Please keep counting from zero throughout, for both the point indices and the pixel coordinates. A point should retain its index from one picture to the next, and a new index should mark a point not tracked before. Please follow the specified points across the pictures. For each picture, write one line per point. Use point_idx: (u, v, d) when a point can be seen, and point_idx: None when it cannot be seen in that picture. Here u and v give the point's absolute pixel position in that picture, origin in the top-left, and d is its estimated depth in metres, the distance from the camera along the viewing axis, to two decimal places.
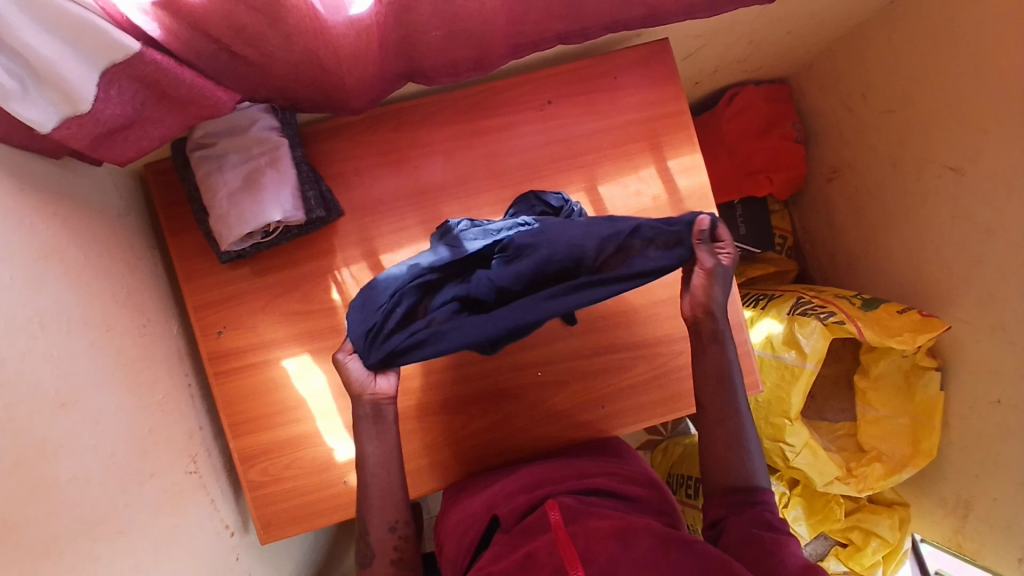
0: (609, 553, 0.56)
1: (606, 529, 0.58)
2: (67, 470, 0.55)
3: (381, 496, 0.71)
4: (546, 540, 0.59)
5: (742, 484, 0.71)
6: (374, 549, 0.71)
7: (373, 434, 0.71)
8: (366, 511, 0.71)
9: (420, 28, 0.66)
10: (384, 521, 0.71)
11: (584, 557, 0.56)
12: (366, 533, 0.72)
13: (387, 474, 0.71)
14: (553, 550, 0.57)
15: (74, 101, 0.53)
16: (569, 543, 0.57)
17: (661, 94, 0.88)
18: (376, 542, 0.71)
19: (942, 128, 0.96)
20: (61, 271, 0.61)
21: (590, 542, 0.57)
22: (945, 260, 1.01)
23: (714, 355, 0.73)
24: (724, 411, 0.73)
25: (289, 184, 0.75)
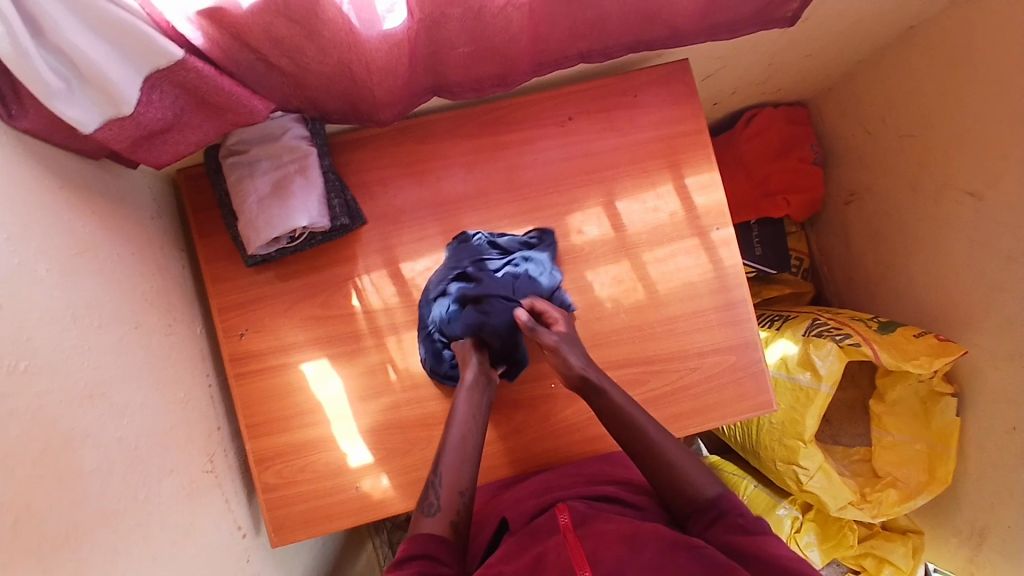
0: (616, 555, 0.55)
1: (615, 534, 0.58)
2: (92, 460, 0.56)
3: (458, 459, 0.72)
4: (555, 543, 0.59)
5: (703, 501, 0.68)
6: (442, 502, 0.69)
7: (471, 398, 0.75)
8: (440, 469, 0.71)
9: (448, 44, 0.68)
10: (453, 482, 0.70)
11: (591, 559, 0.55)
12: (437, 487, 0.70)
13: (471, 441, 0.73)
14: (561, 552, 0.57)
15: (117, 102, 0.56)
16: (578, 546, 0.58)
17: (680, 113, 0.89)
18: (445, 496, 0.69)
19: (963, 155, 0.97)
20: (95, 267, 0.63)
21: (599, 546, 0.57)
22: (964, 286, 1.01)
23: (618, 407, 0.74)
24: (672, 466, 0.70)
25: (316, 192, 0.77)
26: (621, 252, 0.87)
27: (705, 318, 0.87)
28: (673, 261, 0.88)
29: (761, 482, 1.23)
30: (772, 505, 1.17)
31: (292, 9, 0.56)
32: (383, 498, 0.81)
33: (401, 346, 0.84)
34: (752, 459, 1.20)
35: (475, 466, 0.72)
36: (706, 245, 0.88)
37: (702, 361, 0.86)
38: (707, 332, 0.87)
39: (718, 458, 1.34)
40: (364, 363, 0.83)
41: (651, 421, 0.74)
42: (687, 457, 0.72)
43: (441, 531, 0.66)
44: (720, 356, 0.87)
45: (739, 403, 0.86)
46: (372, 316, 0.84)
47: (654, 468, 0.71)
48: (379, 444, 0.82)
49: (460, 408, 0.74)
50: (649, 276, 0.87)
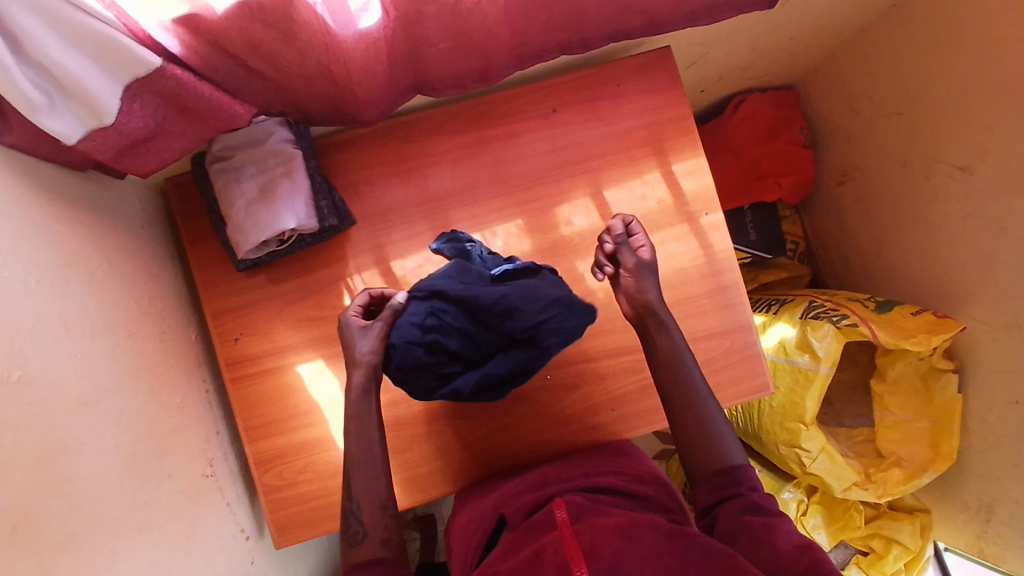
0: (612, 548, 0.55)
1: (612, 527, 0.58)
2: (89, 467, 0.57)
3: (365, 475, 0.71)
4: (552, 538, 0.59)
5: (721, 467, 0.70)
6: (367, 528, 0.68)
7: (366, 416, 0.73)
8: (354, 488, 0.70)
9: (426, 41, 0.69)
10: (372, 501, 0.69)
11: (588, 554, 0.55)
12: (358, 511, 0.69)
13: (371, 450, 0.72)
14: (558, 547, 0.57)
15: (99, 113, 0.57)
16: (574, 541, 0.57)
17: (664, 100, 0.89)
18: (369, 521, 0.68)
19: (949, 128, 0.97)
20: (85, 278, 0.64)
21: (596, 540, 0.57)
22: (957, 261, 1.00)
23: (670, 343, 0.76)
24: (705, 420, 0.72)
25: (303, 194, 0.78)
26: None
27: (697, 303, 0.87)
28: (663, 248, 0.88)
29: (764, 466, 1.23)
30: (777, 489, 1.17)
31: (267, 13, 0.57)
32: None
33: None
34: (755, 444, 1.20)
35: (389, 477, 0.71)
36: (696, 230, 0.88)
37: (696, 346, 0.86)
38: (700, 317, 0.87)
39: None
40: None
41: (704, 381, 0.75)
42: (722, 423, 0.73)
43: (376, 553, 0.66)
44: (715, 340, 0.87)
45: (736, 387, 0.86)
46: None
47: (678, 422, 0.73)
48: None
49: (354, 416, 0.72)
50: None
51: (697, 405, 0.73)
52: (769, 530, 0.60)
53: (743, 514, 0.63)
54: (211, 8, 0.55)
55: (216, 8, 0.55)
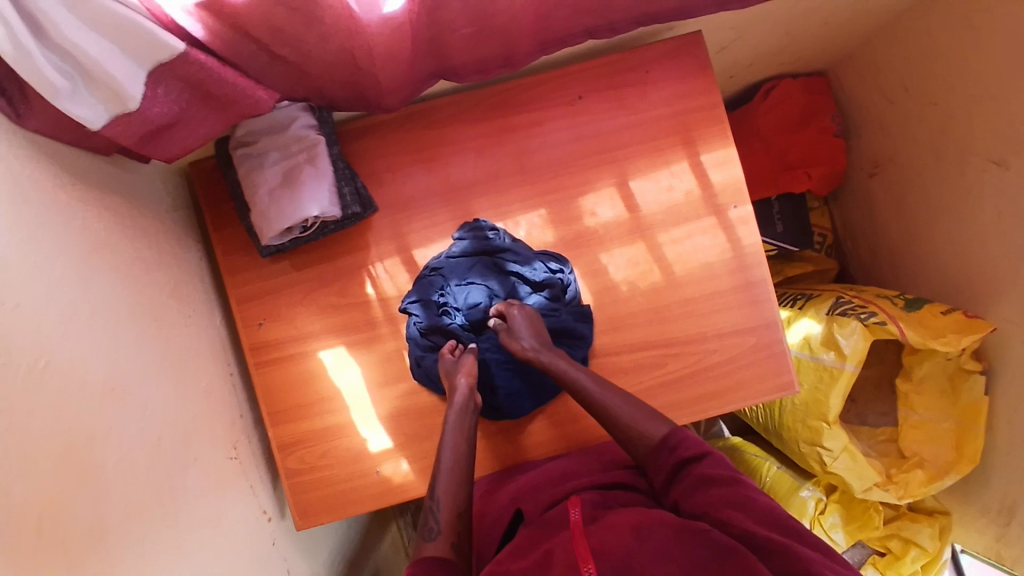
0: (621, 546, 0.55)
1: (624, 525, 0.58)
2: (115, 451, 0.58)
3: (455, 479, 0.71)
4: (563, 538, 0.59)
5: (656, 443, 0.70)
6: (443, 526, 0.67)
7: (457, 431, 0.75)
8: (438, 491, 0.70)
9: (450, 26, 0.67)
10: (450, 505, 0.69)
11: (597, 552, 0.55)
12: (436, 511, 0.69)
13: (465, 462, 0.73)
14: (569, 548, 0.57)
15: (123, 98, 0.57)
16: (585, 541, 0.57)
17: (694, 87, 0.86)
18: (445, 519, 0.67)
19: (985, 120, 0.92)
20: (111, 263, 0.65)
21: (606, 539, 0.56)
22: (989, 259, 0.97)
23: (581, 388, 0.76)
24: (623, 416, 0.73)
25: (326, 181, 0.77)
26: (636, 233, 0.86)
27: (722, 298, 0.85)
28: (689, 242, 0.86)
29: (783, 463, 1.22)
30: (796, 488, 1.15)
31: None
32: (403, 482, 0.82)
33: None
34: (775, 440, 1.19)
35: (468, 485, 0.72)
36: (724, 224, 0.86)
37: (720, 343, 0.85)
38: (725, 313, 0.85)
39: (741, 439, 1.32)
40: (380, 351, 0.84)
41: (576, 370, 0.78)
42: (631, 403, 0.75)
43: (445, 552, 0.64)
44: (740, 337, 0.85)
45: (760, 385, 0.85)
46: (387, 303, 0.84)
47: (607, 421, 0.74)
48: (398, 430, 0.83)
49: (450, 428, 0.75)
50: (665, 257, 0.86)
51: (598, 403, 0.75)
52: (730, 498, 0.60)
53: (702, 486, 0.63)
54: None
55: None
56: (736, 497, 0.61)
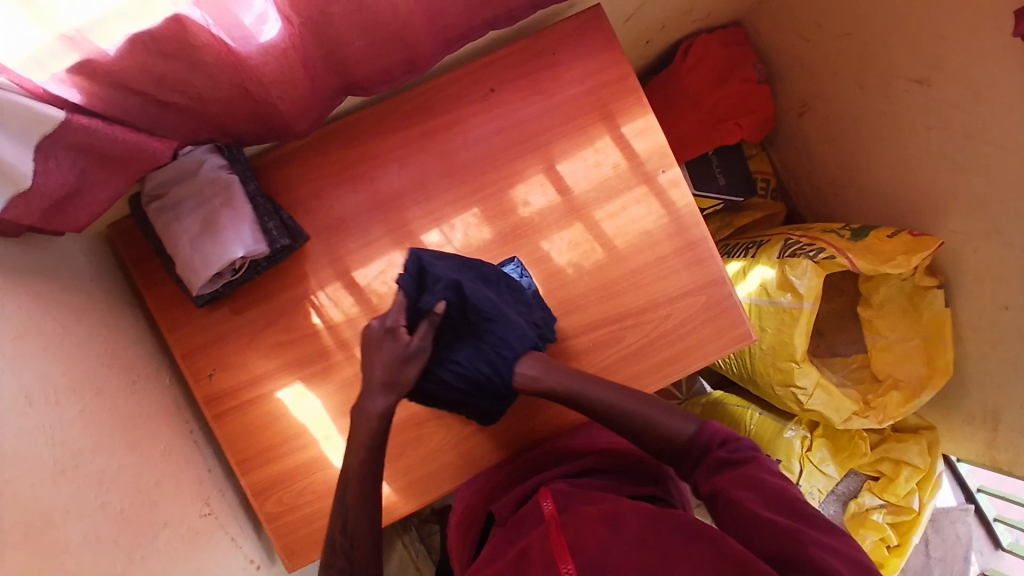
0: (597, 540, 0.53)
1: (595, 516, 0.56)
2: (76, 535, 0.56)
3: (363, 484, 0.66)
4: (538, 535, 0.57)
5: (683, 441, 0.64)
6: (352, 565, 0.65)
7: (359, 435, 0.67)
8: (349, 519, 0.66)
9: (342, 43, 0.66)
10: (364, 541, 0.65)
11: (573, 547, 0.54)
12: (350, 550, 0.65)
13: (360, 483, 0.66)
14: (543, 545, 0.56)
15: (14, 177, 0.54)
16: (559, 533, 0.56)
17: (603, 61, 0.86)
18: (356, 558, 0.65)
19: (901, 39, 0.94)
20: (41, 346, 0.63)
21: (581, 532, 0.55)
22: (926, 175, 0.99)
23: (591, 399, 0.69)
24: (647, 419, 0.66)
25: (247, 220, 0.76)
26: (571, 215, 0.86)
27: (668, 263, 0.86)
28: (625, 214, 0.86)
29: (764, 408, 1.23)
30: (780, 430, 1.16)
31: (161, 43, 0.55)
32: (386, 504, 0.82)
33: None
34: (751, 387, 1.20)
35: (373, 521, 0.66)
36: (656, 190, 0.86)
37: (673, 307, 0.86)
38: (673, 276, 0.86)
39: (722, 393, 1.34)
40: (339, 378, 0.83)
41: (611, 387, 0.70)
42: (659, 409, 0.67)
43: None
44: (691, 297, 0.86)
45: (719, 340, 0.86)
46: (337, 330, 0.83)
47: (615, 425, 0.68)
48: None
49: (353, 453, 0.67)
50: (604, 233, 0.86)
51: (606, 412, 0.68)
52: (739, 484, 0.58)
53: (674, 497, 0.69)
54: (104, 50, 0.53)
55: (109, 48, 0.53)
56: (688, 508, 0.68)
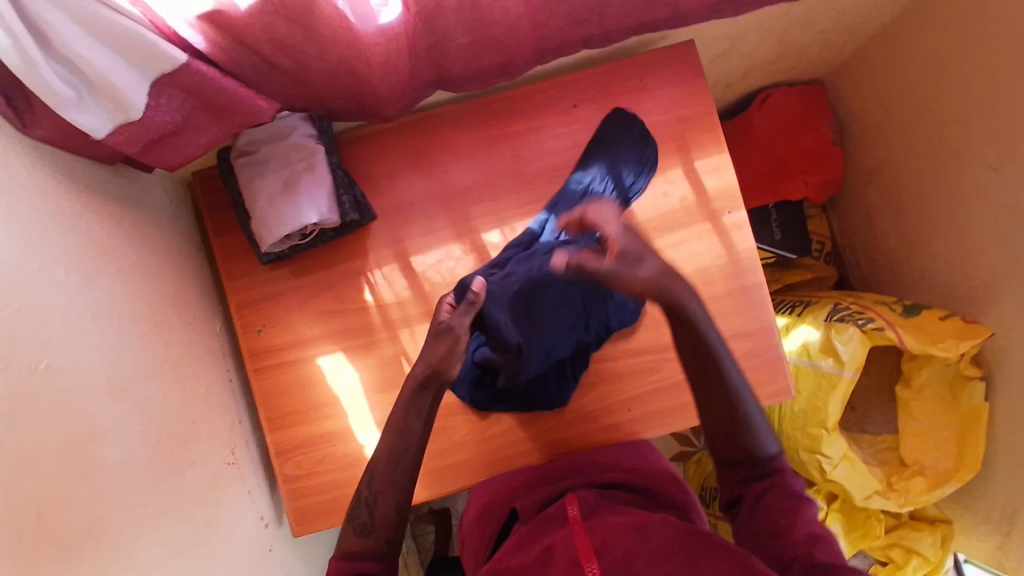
0: (623, 547, 0.55)
1: (624, 524, 0.58)
2: (114, 457, 0.58)
3: (392, 464, 0.62)
4: (563, 534, 0.59)
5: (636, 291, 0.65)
6: (379, 522, 0.60)
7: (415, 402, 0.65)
8: (373, 483, 0.62)
9: (447, 37, 0.69)
10: (390, 497, 0.61)
11: (599, 551, 0.55)
12: (372, 504, 0.61)
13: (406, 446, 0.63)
14: (569, 544, 0.57)
15: (126, 107, 0.58)
16: (585, 537, 0.57)
17: (688, 96, 0.88)
18: (381, 513, 0.61)
19: (982, 121, 0.93)
20: (113, 270, 0.66)
21: (608, 538, 0.57)
22: (986, 263, 0.97)
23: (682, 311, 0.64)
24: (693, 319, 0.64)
25: (324, 188, 0.79)
26: None
27: (718, 304, 0.86)
28: (684, 247, 0.86)
29: None
30: None
31: (290, 10, 0.58)
32: None
33: (414, 339, 0.85)
34: None
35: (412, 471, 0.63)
36: (718, 229, 0.87)
37: None
38: (721, 317, 0.86)
39: None
40: (378, 356, 0.84)
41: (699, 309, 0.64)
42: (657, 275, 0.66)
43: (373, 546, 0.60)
44: (736, 341, 0.85)
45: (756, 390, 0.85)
46: (385, 309, 0.85)
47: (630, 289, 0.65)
48: None
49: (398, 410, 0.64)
50: (660, 262, 0.86)
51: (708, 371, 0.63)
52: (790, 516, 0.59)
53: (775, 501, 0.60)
54: (235, 5, 0.56)
55: (240, 4, 0.56)
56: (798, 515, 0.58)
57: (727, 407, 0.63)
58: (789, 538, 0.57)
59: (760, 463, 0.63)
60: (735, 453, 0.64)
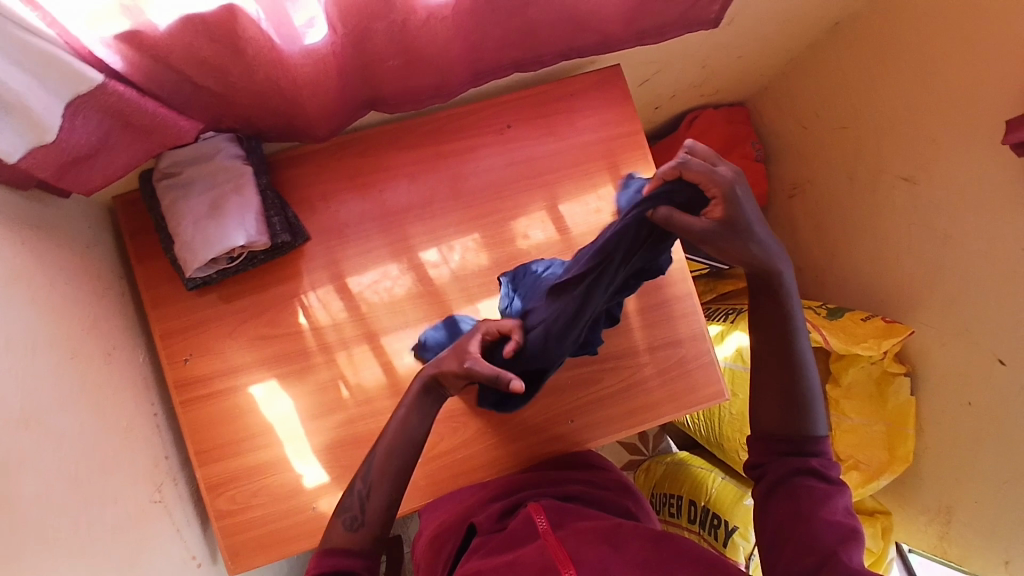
0: (599, 554, 0.57)
1: (595, 532, 0.60)
2: (29, 493, 0.54)
3: (394, 471, 0.64)
4: (534, 547, 0.60)
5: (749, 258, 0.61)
6: (367, 516, 0.62)
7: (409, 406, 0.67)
8: (364, 478, 0.64)
9: (377, 58, 0.69)
10: (383, 487, 0.63)
11: (574, 558, 0.57)
12: (365, 497, 0.63)
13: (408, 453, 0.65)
14: (542, 551, 0.59)
15: (41, 129, 0.56)
16: (559, 547, 0.59)
17: (616, 115, 0.91)
18: (374, 508, 0.62)
19: (893, 138, 1.01)
20: (27, 300, 0.62)
21: (581, 546, 0.58)
22: (905, 267, 1.05)
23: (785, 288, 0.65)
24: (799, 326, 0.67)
25: (253, 210, 0.77)
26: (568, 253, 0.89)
27: (654, 313, 0.88)
28: None
29: (728, 473, 1.22)
30: (740, 497, 1.14)
31: (212, 29, 0.57)
32: None
33: (351, 361, 0.83)
34: (718, 452, 1.22)
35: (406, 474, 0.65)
36: None
37: (653, 356, 0.88)
38: (658, 327, 0.88)
39: (688, 455, 1.35)
40: (315, 381, 0.82)
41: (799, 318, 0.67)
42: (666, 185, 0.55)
43: (354, 542, 0.61)
44: (671, 349, 0.88)
45: (692, 395, 0.87)
46: (321, 332, 0.83)
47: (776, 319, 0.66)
48: (333, 462, 0.81)
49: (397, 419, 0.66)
50: None
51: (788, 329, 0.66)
52: (819, 499, 0.60)
53: (801, 500, 0.60)
54: (154, 24, 0.55)
55: (159, 23, 0.55)
56: (818, 517, 0.58)
57: (774, 387, 0.66)
58: (814, 523, 0.58)
59: (805, 447, 0.64)
60: (792, 431, 0.65)
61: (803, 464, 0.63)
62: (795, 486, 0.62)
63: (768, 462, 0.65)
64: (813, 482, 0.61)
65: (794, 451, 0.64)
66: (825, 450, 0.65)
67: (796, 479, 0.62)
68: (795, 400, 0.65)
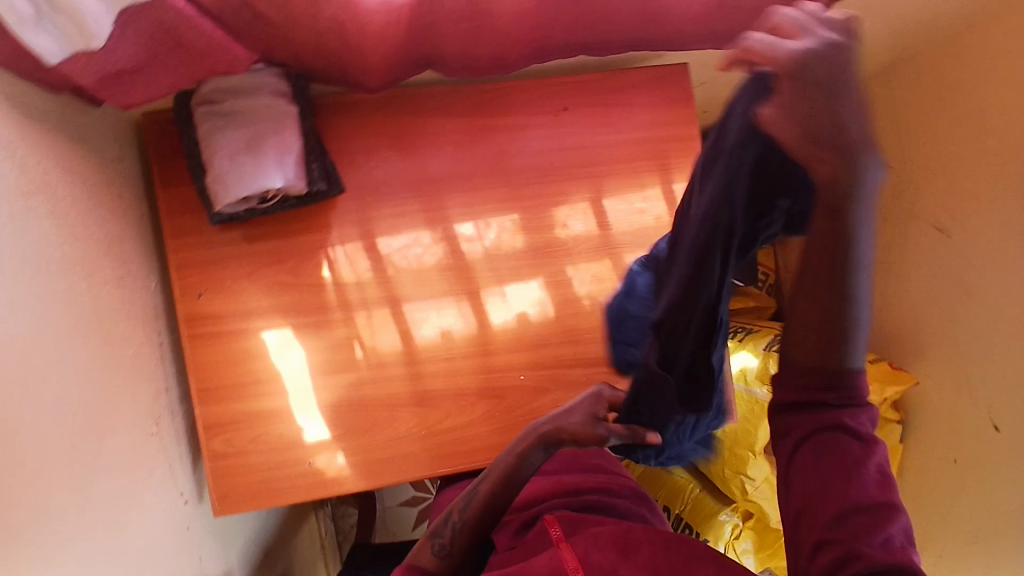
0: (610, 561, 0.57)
1: (607, 538, 0.60)
2: (29, 419, 0.52)
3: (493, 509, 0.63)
4: (546, 554, 0.61)
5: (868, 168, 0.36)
6: (451, 544, 0.61)
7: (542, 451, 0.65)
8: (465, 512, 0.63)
9: (449, 18, 0.65)
10: (472, 528, 0.62)
11: (585, 563, 0.58)
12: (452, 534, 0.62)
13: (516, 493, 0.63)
14: (553, 560, 0.59)
15: (87, 36, 0.51)
16: (571, 553, 0.59)
17: (674, 117, 0.88)
18: (457, 540, 0.61)
19: (936, 186, 0.99)
20: (45, 212, 0.59)
21: (591, 552, 0.58)
22: (920, 316, 1.04)
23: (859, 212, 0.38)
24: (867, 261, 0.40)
25: (293, 152, 0.74)
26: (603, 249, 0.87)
27: None
28: None
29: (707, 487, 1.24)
30: (715, 511, 1.17)
31: None
32: (337, 476, 0.80)
33: (369, 323, 0.81)
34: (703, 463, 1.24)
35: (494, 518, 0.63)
36: None
37: None
38: None
39: None
40: (330, 337, 0.80)
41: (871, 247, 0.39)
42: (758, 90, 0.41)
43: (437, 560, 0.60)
44: None
45: None
46: (343, 289, 0.81)
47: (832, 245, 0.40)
48: (336, 421, 0.80)
49: (513, 456, 0.66)
50: None
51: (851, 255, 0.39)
52: (856, 477, 0.45)
53: (828, 464, 0.45)
54: None
55: None
56: (844, 500, 0.44)
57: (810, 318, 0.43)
58: (847, 506, 0.43)
59: (829, 382, 0.45)
60: (816, 363, 0.45)
61: (819, 415, 0.46)
62: (824, 446, 0.46)
63: (790, 407, 0.48)
64: (836, 441, 0.45)
65: (821, 390, 0.46)
66: (858, 387, 0.45)
67: (811, 434, 0.46)
68: (836, 331, 0.43)
